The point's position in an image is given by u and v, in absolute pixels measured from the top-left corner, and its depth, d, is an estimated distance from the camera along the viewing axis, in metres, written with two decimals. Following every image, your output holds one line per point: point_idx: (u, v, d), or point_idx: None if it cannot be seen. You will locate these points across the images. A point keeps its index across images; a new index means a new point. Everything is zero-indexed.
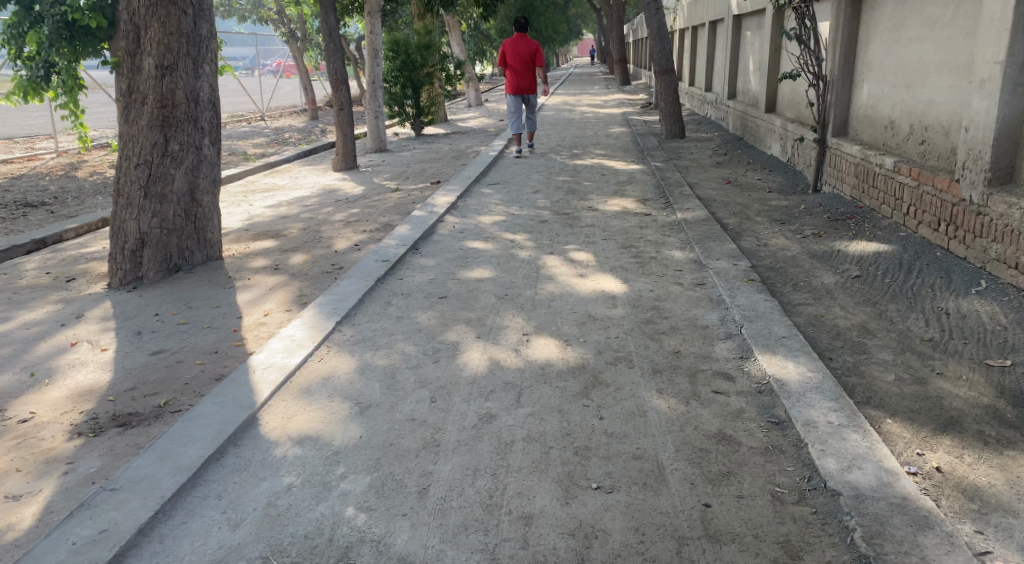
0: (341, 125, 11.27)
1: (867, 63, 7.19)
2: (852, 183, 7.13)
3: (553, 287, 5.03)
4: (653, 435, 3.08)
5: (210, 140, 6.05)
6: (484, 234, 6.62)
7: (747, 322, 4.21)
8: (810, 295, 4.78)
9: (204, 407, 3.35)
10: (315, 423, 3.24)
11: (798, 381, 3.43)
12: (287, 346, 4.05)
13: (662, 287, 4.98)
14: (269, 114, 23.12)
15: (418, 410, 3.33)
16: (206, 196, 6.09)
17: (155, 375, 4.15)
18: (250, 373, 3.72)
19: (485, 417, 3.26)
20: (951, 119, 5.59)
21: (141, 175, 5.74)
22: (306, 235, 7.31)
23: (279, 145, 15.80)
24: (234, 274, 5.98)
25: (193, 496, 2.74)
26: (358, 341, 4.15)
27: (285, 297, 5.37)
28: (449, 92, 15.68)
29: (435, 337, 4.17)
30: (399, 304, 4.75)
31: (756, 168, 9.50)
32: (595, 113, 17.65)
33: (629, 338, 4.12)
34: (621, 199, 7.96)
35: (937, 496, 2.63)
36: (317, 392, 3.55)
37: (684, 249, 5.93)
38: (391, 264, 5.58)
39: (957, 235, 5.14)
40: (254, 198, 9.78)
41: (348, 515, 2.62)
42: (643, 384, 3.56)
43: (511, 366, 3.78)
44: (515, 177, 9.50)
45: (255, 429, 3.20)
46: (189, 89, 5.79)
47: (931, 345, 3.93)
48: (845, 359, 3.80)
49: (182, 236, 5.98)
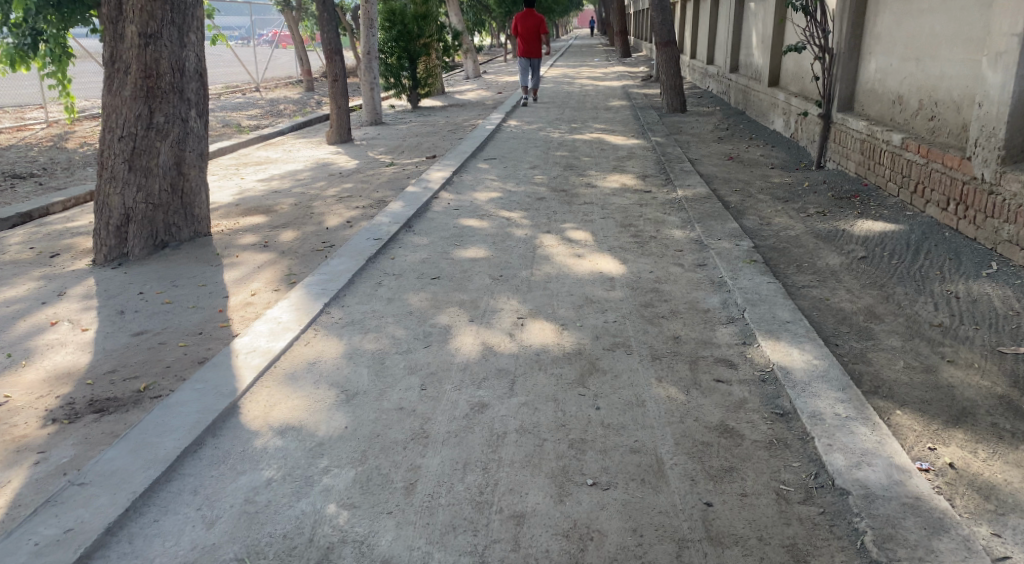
0: (334, 98, 10.92)
1: (875, 35, 6.97)
2: (857, 160, 6.96)
3: (549, 269, 4.86)
4: (652, 427, 2.94)
5: (197, 113, 5.85)
6: (480, 211, 6.45)
7: (750, 306, 4.07)
8: (814, 277, 4.62)
9: (183, 394, 3.21)
10: (298, 411, 3.10)
11: (803, 369, 3.29)
12: (272, 328, 3.90)
13: (662, 269, 4.83)
14: (264, 85, 22.77)
15: (407, 398, 3.19)
16: (193, 170, 5.90)
17: (137, 357, 4.00)
18: (232, 357, 3.57)
19: (477, 406, 3.12)
20: (963, 94, 5.40)
21: (126, 148, 5.55)
22: (297, 211, 7.12)
23: (272, 117, 15.53)
24: (222, 251, 5.81)
25: (167, 492, 2.60)
26: (346, 324, 4.00)
27: (272, 276, 5.20)
28: (447, 64, 15.28)
29: (426, 320, 4.03)
30: (390, 285, 4.59)
31: (759, 143, 9.31)
32: (595, 85, 17.38)
33: (628, 322, 3.97)
34: (620, 175, 7.78)
35: (951, 495, 2.49)
36: (302, 378, 3.40)
37: (684, 228, 5.78)
38: (383, 243, 5.41)
39: (967, 215, 4.97)
40: (245, 172, 9.58)
41: (330, 513, 2.49)
42: (641, 371, 3.42)
43: (505, 352, 3.63)
44: (513, 152, 9.30)
45: (235, 419, 3.05)
46: (174, 58, 5.58)
47: (941, 331, 3.78)
48: (852, 346, 3.65)
49: (169, 211, 5.80)
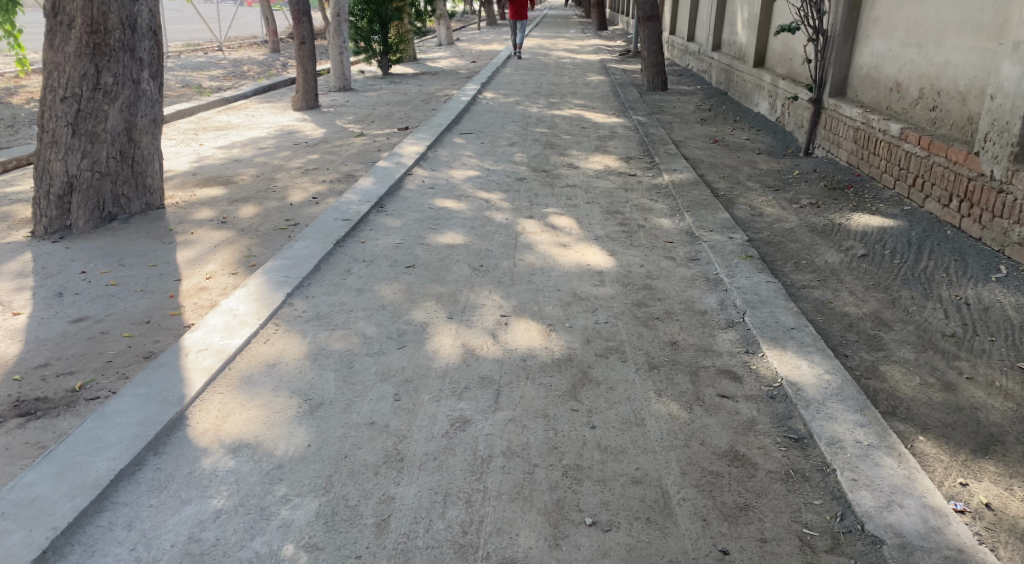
0: (302, 62, 10.34)
1: (872, 17, 6.68)
2: (849, 149, 6.69)
3: (532, 259, 4.54)
4: (655, 452, 2.63)
5: (150, 74, 5.38)
6: (456, 191, 6.06)
7: (750, 308, 3.77)
8: (814, 276, 4.35)
9: (121, 401, 2.79)
10: (253, 425, 2.72)
11: (814, 386, 3.00)
12: (228, 322, 3.49)
13: (653, 263, 4.52)
14: (229, 44, 21.89)
15: (379, 411, 2.84)
16: (144, 136, 5.43)
17: (73, 349, 3.57)
18: (180, 356, 3.15)
19: (457, 422, 2.78)
20: (970, 84, 5.15)
21: (69, 110, 5.02)
22: (259, 183, 6.66)
23: (235, 78, 14.85)
24: (175, 227, 5.34)
25: (96, 526, 2.22)
26: (311, 319, 3.62)
27: (230, 257, 4.78)
28: (419, 30, 14.78)
29: (400, 317, 3.67)
30: (360, 274, 4.22)
31: (743, 127, 9.02)
32: (572, 58, 16.97)
33: (620, 324, 3.66)
34: (602, 156, 7.44)
35: (993, 545, 2.28)
36: (260, 383, 3.02)
37: (673, 217, 5.48)
38: (352, 224, 5.01)
39: (972, 213, 4.73)
40: (204, 137, 9.06)
41: (288, 555, 2.15)
42: (638, 382, 3.11)
43: (488, 357, 3.30)
44: (489, 127, 8.89)
45: (181, 433, 2.65)
46: (124, 12, 5.08)
47: (956, 342, 3.53)
48: (862, 358, 3.37)
49: (117, 181, 5.33)
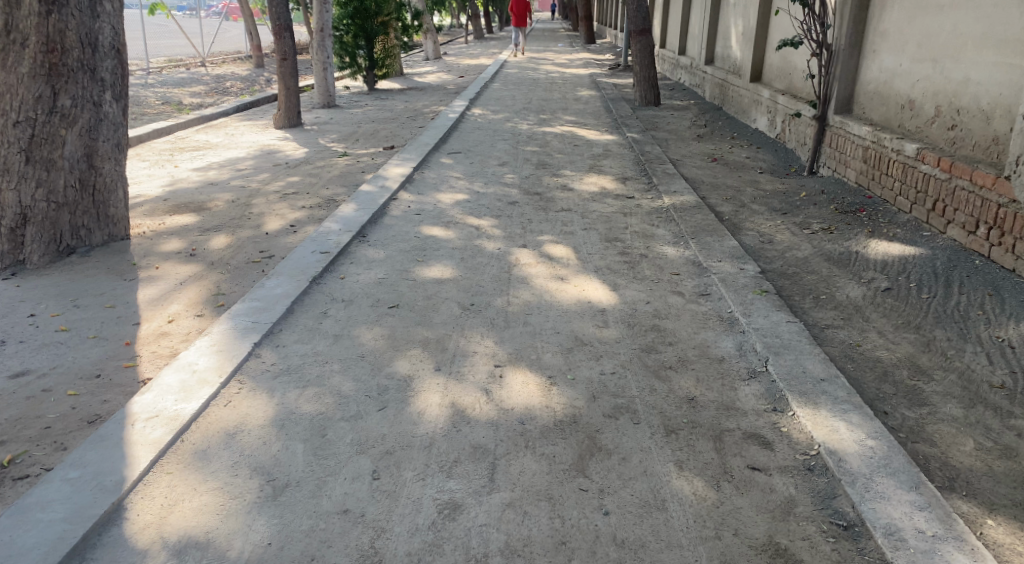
0: (285, 78, 9.92)
1: (880, 31, 6.33)
2: (859, 168, 6.33)
3: (528, 296, 4.13)
4: (681, 548, 2.27)
5: (113, 96, 4.90)
6: (444, 217, 5.66)
7: (774, 355, 3.36)
8: (838, 314, 3.96)
9: (47, 488, 2.41)
10: (205, 516, 2.35)
11: (858, 454, 2.60)
12: (185, 381, 3.05)
13: (659, 299, 4.13)
14: (212, 59, 21.35)
15: (354, 495, 2.44)
16: (107, 163, 4.95)
17: (7, 413, 3.11)
18: (125, 426, 2.72)
19: (447, 509, 2.39)
20: (995, 102, 4.81)
21: (23, 135, 4.55)
22: (233, 209, 6.23)
23: (217, 95, 14.33)
24: (139, 260, 4.88)
25: None
26: (281, 373, 3.19)
27: (196, 296, 4.33)
28: (406, 44, 14.31)
29: (381, 370, 3.25)
30: (338, 316, 3.80)
31: (742, 143, 8.68)
32: (562, 72, 16.59)
33: (629, 376, 3.25)
34: (598, 177, 7.05)
35: None
36: (216, 458, 2.61)
37: (677, 244, 5.09)
38: (331, 257, 4.58)
39: (1003, 242, 4.38)
40: (180, 159, 8.60)
41: None
42: (655, 452, 2.70)
43: (481, 420, 2.88)
44: (479, 146, 8.50)
45: (117, 531, 2.29)
46: (83, 30, 4.63)
47: (1007, 394, 3.14)
48: (905, 416, 2.97)
49: (77, 211, 4.84)
